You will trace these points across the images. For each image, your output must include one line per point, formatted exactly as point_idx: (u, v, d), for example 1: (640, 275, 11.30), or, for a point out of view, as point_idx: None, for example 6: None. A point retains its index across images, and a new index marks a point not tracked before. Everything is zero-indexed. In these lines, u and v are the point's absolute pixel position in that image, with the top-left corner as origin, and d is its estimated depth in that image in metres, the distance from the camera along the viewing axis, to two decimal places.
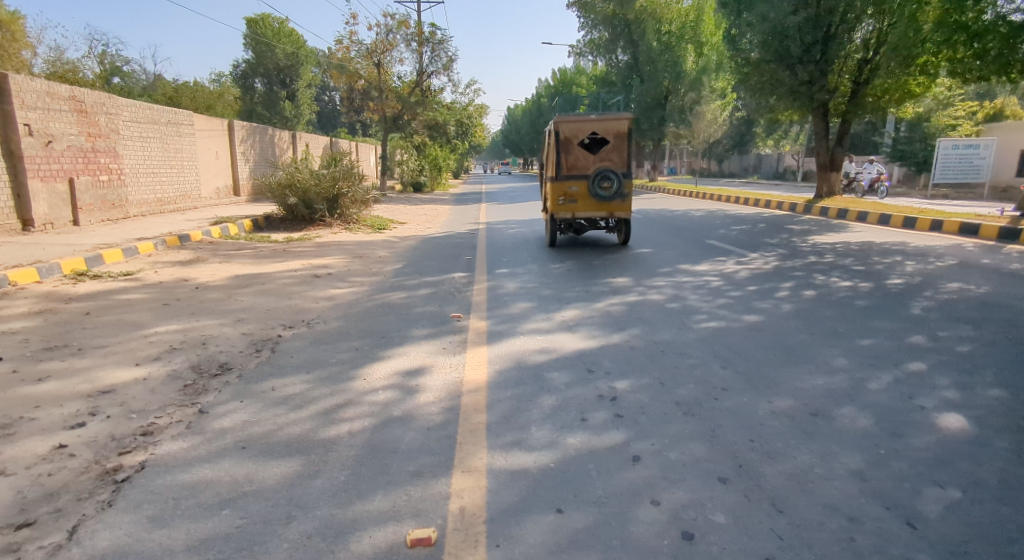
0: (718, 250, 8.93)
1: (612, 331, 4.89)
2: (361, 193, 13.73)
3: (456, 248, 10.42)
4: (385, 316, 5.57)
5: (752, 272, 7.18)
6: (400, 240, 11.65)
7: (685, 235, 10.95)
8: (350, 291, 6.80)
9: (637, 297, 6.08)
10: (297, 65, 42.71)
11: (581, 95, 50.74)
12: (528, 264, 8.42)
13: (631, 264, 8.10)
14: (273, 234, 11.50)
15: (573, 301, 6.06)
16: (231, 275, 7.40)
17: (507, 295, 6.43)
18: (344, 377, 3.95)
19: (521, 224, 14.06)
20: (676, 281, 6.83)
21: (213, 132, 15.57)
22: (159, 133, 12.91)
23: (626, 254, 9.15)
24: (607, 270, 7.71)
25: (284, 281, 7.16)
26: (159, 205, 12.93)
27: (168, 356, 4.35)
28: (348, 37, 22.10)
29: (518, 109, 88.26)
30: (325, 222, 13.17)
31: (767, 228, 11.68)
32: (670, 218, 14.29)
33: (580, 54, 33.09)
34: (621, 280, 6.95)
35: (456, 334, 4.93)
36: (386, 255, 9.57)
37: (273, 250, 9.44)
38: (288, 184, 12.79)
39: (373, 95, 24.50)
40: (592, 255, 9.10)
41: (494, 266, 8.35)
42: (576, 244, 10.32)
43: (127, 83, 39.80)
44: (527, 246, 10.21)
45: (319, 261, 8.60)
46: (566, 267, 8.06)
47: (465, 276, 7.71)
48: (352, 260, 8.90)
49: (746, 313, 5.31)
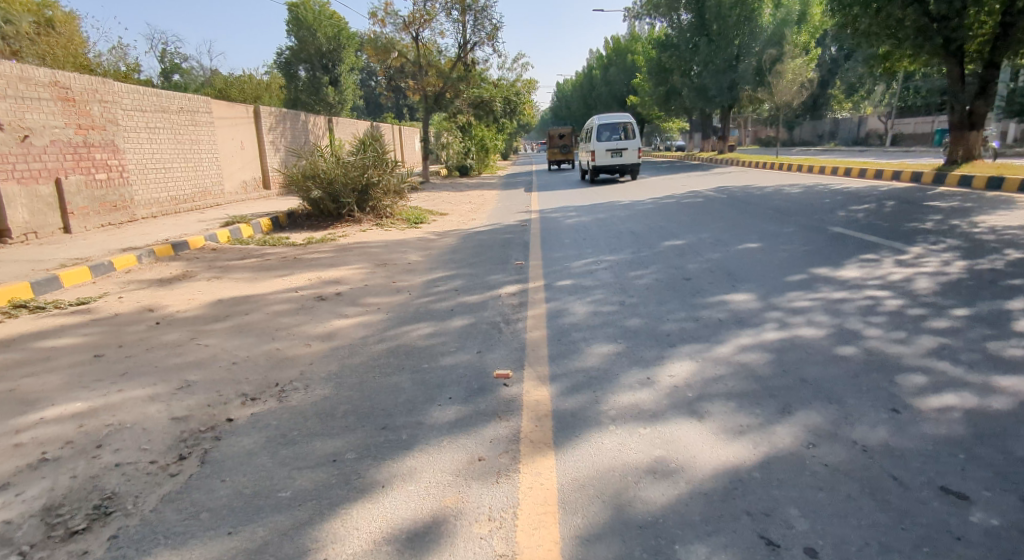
0: (856, 244, 6.62)
1: (768, 419, 2.81)
2: (394, 181, 12.00)
3: (503, 247, 8.53)
4: (396, 377, 3.69)
5: (934, 279, 4.92)
6: (439, 237, 9.91)
7: (794, 222, 8.65)
8: (358, 324, 5.00)
9: (775, 332, 4.00)
10: (339, 49, 41.61)
11: (638, 63, 47.48)
12: (598, 270, 6.44)
13: (739, 269, 5.95)
14: (292, 236, 9.94)
15: (679, 339, 4.04)
16: (212, 298, 5.73)
17: (576, 329, 4.46)
18: (288, 554, 2.06)
19: (579, 211, 12.04)
20: (823, 299, 4.65)
21: (235, 120, 14.18)
22: (169, 123, 11.53)
23: (724, 251, 7.00)
24: (709, 280, 5.60)
25: (278, 307, 5.42)
26: (174, 203, 11.63)
27: (22, 480, 2.58)
28: (383, 9, 20.23)
29: (567, 84, 85.38)
30: (354, 218, 11.52)
31: (898, 208, 9.20)
32: (760, 197, 11.94)
33: (636, 16, 30.22)
34: (736, 299, 4.85)
35: (501, 422, 3.00)
36: (418, 260, 7.81)
37: (284, 258, 7.80)
38: (310, 174, 11.20)
39: (412, 72, 22.76)
40: (678, 254, 7.00)
41: (552, 275, 6.39)
42: (653, 238, 8.24)
43: (177, 77, 39.94)
44: (591, 243, 8.21)
45: (334, 272, 6.86)
46: (649, 275, 6.03)
47: (514, 292, 5.79)
48: (375, 270, 7.14)
49: (994, 367, 3.12)
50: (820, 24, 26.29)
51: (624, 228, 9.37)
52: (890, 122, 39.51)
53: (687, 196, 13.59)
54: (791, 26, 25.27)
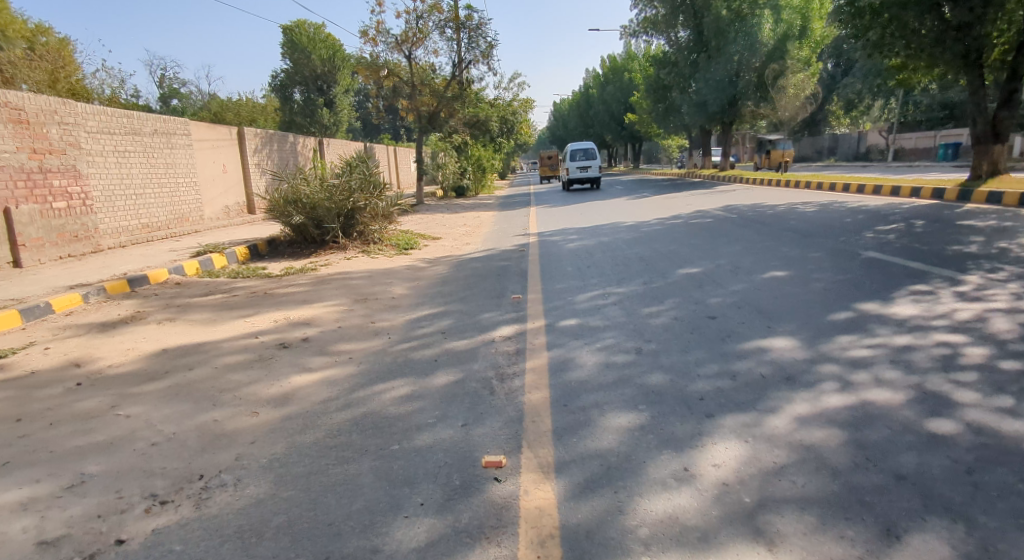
0: (900, 272, 5.85)
1: (873, 552, 1.95)
2: (382, 205, 11.27)
3: (499, 276, 7.76)
4: (356, 465, 2.84)
5: (1013, 318, 4.13)
6: (430, 265, 9.15)
7: (818, 244, 7.90)
8: (323, 380, 4.16)
9: (839, 396, 3.17)
10: (334, 71, 41.31)
11: (635, 82, 47.26)
12: (606, 305, 5.65)
13: (771, 305, 5.14)
14: (270, 267, 9.18)
15: (717, 405, 3.22)
16: (157, 346, 4.88)
17: (586, 390, 3.62)
18: None
19: (581, 234, 11.30)
20: (883, 345, 3.86)
21: (216, 143, 13.48)
22: (140, 145, 10.79)
23: (749, 281, 6.21)
24: (740, 319, 4.79)
25: (230, 359, 4.57)
26: (147, 231, 10.87)
27: None
28: (375, 27, 19.65)
29: (564, 103, 85.90)
30: (339, 244, 10.77)
31: (930, 227, 8.47)
32: (773, 217, 11.25)
33: (632, 34, 29.89)
34: (777, 346, 4.03)
35: (489, 552, 2.13)
36: (404, 293, 7.03)
37: (254, 293, 7.01)
38: (293, 199, 10.49)
39: (405, 92, 22.17)
40: (696, 286, 6.21)
41: (555, 312, 5.56)
42: (664, 265, 7.46)
43: (174, 101, 39.80)
44: (597, 271, 7.42)
45: (307, 311, 6.06)
46: (667, 313, 5.22)
47: (510, 336, 4.96)
48: (353, 306, 6.34)
49: None
50: (822, 38, 25.90)
51: (631, 253, 8.61)
52: (892, 137, 39.28)
53: (694, 215, 12.88)
54: (793, 41, 24.86)
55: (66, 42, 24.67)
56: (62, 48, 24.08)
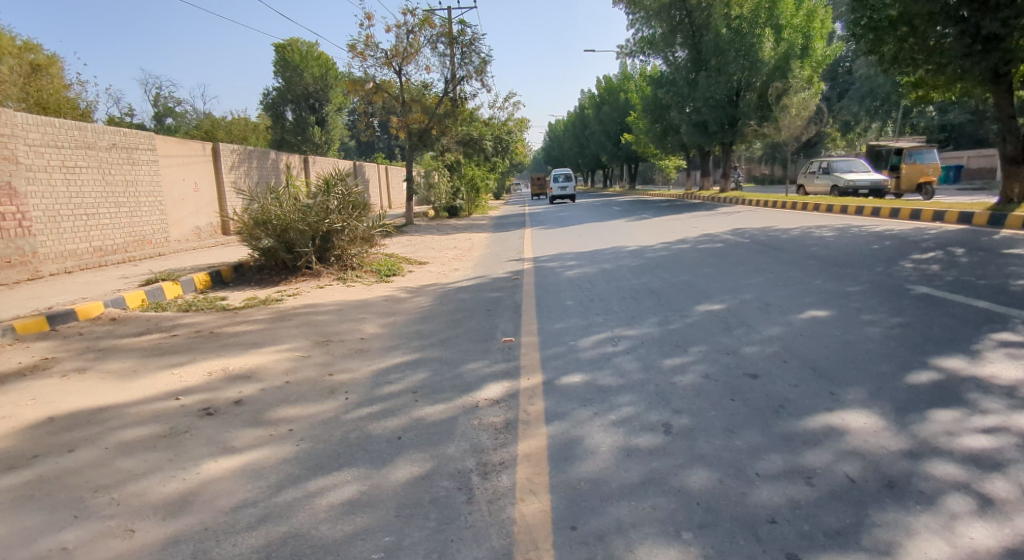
0: (972, 316, 4.88)
1: None
2: (363, 226, 10.24)
3: (487, 312, 6.72)
4: None
5: None
6: (412, 296, 8.12)
7: (853, 277, 6.94)
8: (244, 469, 3.08)
9: (985, 527, 2.14)
10: (326, 89, 40.74)
11: (631, 102, 46.90)
12: (617, 356, 4.62)
13: (826, 358, 4.14)
14: (230, 298, 8.11)
15: (803, 537, 2.17)
16: (44, 410, 3.80)
17: (603, 499, 2.56)
18: None
19: (580, 259, 10.33)
20: (1005, 432, 2.84)
21: (187, 159, 12.50)
22: (94, 160, 9.78)
23: (786, 323, 5.22)
24: (792, 381, 3.77)
25: (129, 432, 3.47)
26: (99, 255, 9.81)
27: None
28: (363, 41, 18.84)
29: (559, 124, 86.18)
30: (311, 271, 9.72)
31: (976, 257, 7.54)
32: (791, 243, 10.33)
33: (629, 54, 29.43)
34: (857, 429, 3.01)
35: None
36: (377, 333, 5.99)
37: (197, 332, 5.94)
38: (261, 220, 9.48)
39: (395, 109, 21.34)
40: (724, 328, 5.21)
41: (554, 364, 4.52)
42: (680, 300, 6.47)
43: (166, 120, 39.13)
44: (602, 306, 6.41)
45: (253, 359, 4.98)
46: (695, 369, 4.19)
47: (499, 399, 3.89)
48: (311, 351, 5.28)
49: None
50: (825, 57, 25.44)
51: (638, 285, 7.59)
52: None
53: (702, 239, 11.97)
54: (794, 59, 24.27)
55: (56, 60, 23.90)
56: (50, 66, 23.17)
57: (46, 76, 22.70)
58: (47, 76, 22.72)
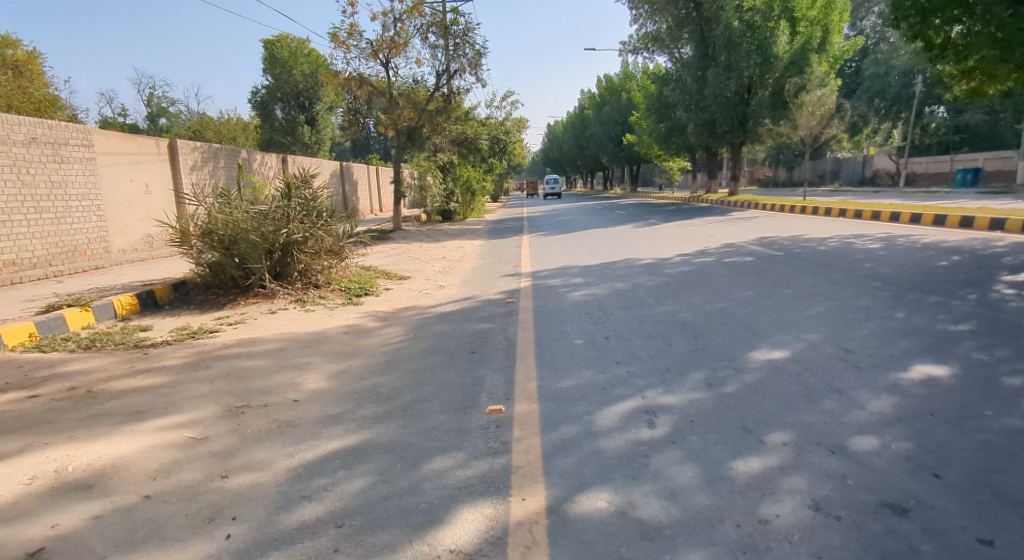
0: None
1: None
2: (331, 237, 8.63)
3: (472, 355, 5.11)
4: None
5: None
6: (381, 325, 6.53)
7: (948, 309, 5.34)
8: None
9: None
10: (317, 86, 39.18)
11: (635, 103, 45.53)
12: (662, 452, 3.02)
13: (1006, 475, 2.55)
14: (155, 328, 6.52)
15: None
16: None
17: None
18: None
19: (587, 275, 8.78)
20: None
21: (135, 157, 10.88)
22: (7, 157, 8.22)
23: (894, 387, 3.65)
24: (982, 534, 2.17)
25: None
26: (12, 270, 8.27)
27: None
28: (347, 30, 17.25)
29: (557, 125, 84.62)
30: (266, 290, 8.12)
31: None
32: (836, 256, 8.78)
33: (633, 50, 28.11)
34: None
35: None
36: (319, 391, 4.39)
37: (72, 388, 4.36)
38: (207, 230, 7.92)
39: (382, 105, 19.75)
40: (805, 397, 3.61)
41: (564, 467, 2.94)
42: (726, 342, 4.88)
43: (159, 120, 37.87)
44: (622, 350, 4.80)
45: (119, 444, 3.38)
46: (793, 489, 2.59)
47: (473, 554, 2.30)
48: (213, 427, 3.68)
49: None
50: (841, 52, 23.96)
51: (665, 315, 6.00)
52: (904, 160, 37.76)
53: (725, 251, 10.42)
54: (811, 54, 22.87)
55: (36, 56, 22.35)
56: (29, 61, 21.59)
57: (25, 71, 21.15)
58: (25, 70, 21.17)
